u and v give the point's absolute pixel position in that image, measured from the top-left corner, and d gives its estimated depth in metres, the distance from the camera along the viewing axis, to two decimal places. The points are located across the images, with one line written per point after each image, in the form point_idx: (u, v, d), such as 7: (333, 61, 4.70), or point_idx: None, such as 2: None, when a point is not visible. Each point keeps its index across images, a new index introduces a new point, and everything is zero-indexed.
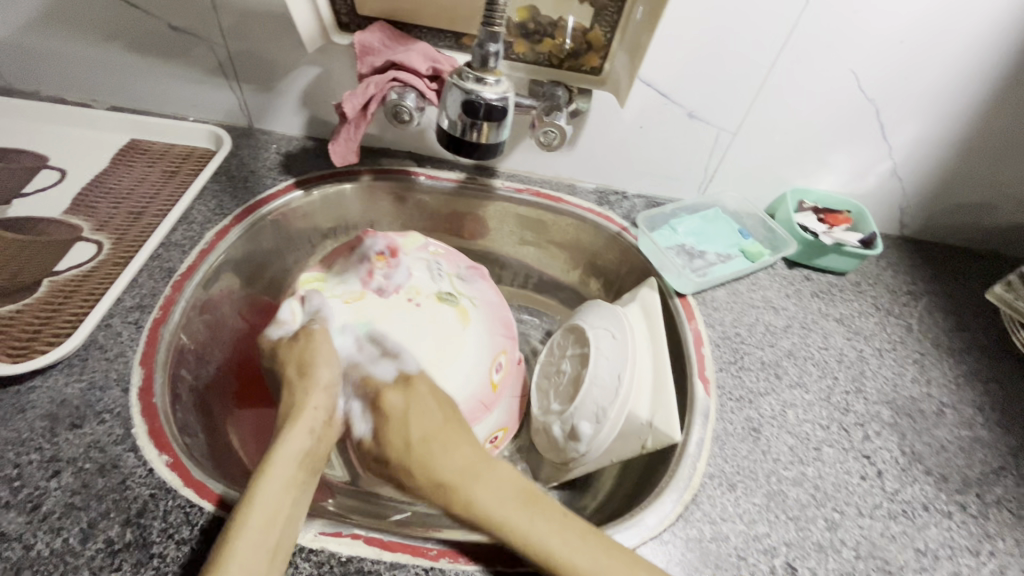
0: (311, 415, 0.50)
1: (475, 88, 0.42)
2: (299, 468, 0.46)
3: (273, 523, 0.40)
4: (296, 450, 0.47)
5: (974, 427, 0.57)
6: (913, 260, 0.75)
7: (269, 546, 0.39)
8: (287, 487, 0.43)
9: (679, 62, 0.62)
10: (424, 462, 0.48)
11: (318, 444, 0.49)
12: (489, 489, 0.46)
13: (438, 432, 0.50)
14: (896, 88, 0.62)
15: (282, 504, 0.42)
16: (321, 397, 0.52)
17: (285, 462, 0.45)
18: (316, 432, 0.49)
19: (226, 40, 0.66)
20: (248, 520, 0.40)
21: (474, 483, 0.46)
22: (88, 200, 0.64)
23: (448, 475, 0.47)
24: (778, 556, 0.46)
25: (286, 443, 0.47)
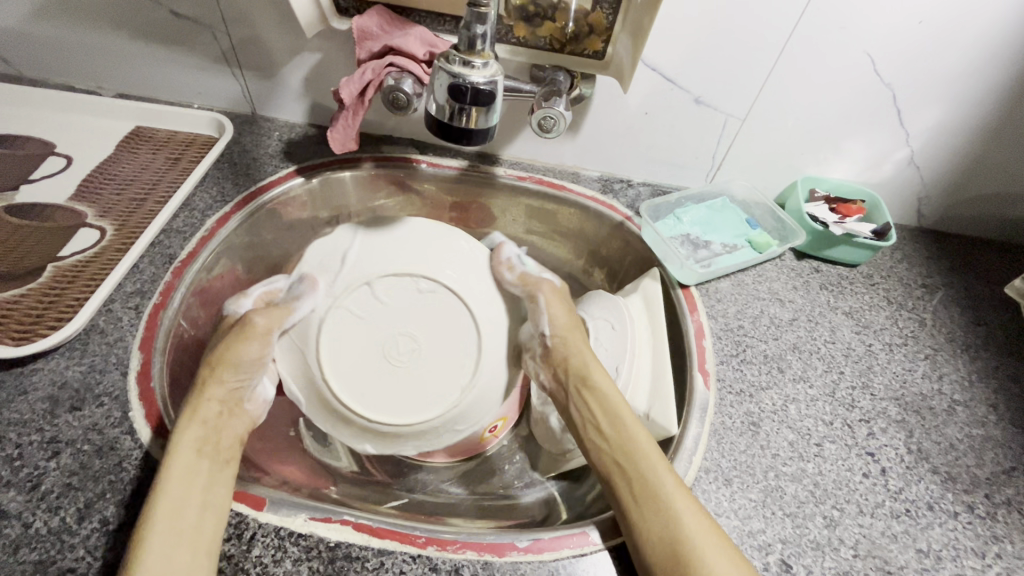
0: (207, 404, 0.48)
1: (463, 71, 0.41)
2: (200, 457, 0.44)
3: (175, 520, 0.40)
4: (193, 441, 0.45)
5: (985, 426, 0.55)
6: (929, 252, 0.72)
7: (180, 538, 0.39)
8: (190, 482, 0.42)
9: (684, 45, 0.60)
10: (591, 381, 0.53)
11: (218, 428, 0.47)
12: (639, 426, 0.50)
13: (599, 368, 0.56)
14: (915, 71, 0.59)
15: (183, 499, 0.41)
16: (220, 390, 0.50)
17: (183, 456, 0.44)
18: (208, 419, 0.47)
19: (227, 27, 0.66)
20: (153, 523, 0.39)
21: (625, 412, 0.51)
22: (93, 186, 0.65)
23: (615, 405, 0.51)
24: (772, 553, 0.45)
25: (180, 435, 0.45)
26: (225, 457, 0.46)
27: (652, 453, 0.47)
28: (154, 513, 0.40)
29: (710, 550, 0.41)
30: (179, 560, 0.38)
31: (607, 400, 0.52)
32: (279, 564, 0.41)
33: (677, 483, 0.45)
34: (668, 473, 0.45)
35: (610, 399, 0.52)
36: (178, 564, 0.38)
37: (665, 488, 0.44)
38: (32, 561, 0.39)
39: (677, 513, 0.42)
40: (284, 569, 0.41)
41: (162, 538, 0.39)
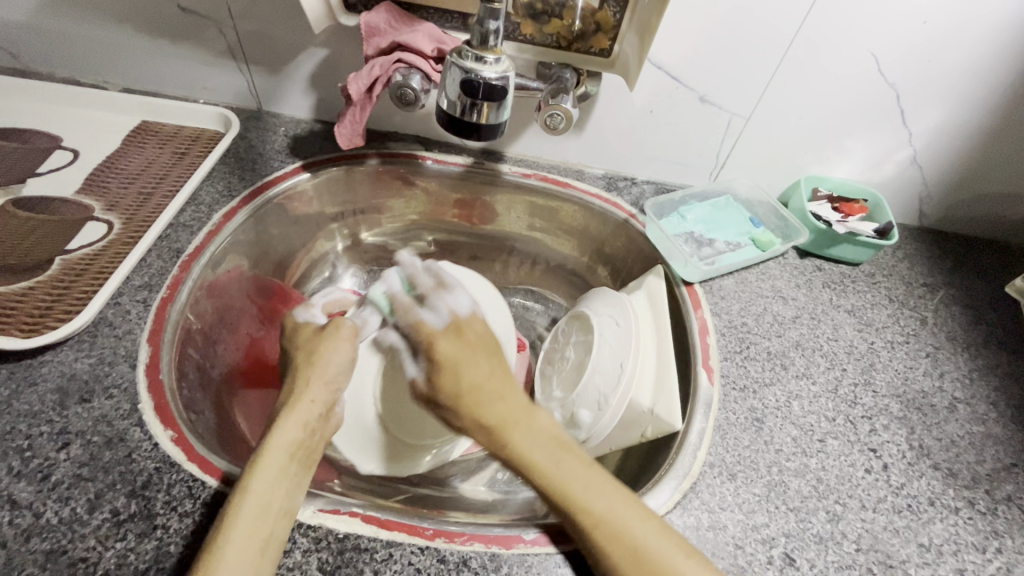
0: (306, 407, 0.47)
1: (475, 67, 0.42)
2: (292, 460, 0.43)
3: (264, 522, 0.39)
4: (289, 442, 0.44)
5: (986, 423, 0.55)
6: (931, 251, 0.72)
7: (260, 536, 0.39)
8: (277, 482, 0.41)
9: (690, 43, 0.60)
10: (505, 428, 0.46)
11: (314, 433, 0.46)
12: (530, 435, 0.45)
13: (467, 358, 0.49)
14: (919, 71, 0.60)
15: (272, 501, 0.40)
16: (320, 392, 0.49)
17: (276, 453, 0.43)
18: (309, 424, 0.46)
19: (235, 23, 0.66)
20: (240, 515, 0.39)
21: (515, 427, 0.46)
22: (100, 180, 0.65)
23: (500, 421, 0.46)
24: (776, 546, 0.45)
25: (278, 435, 0.44)
26: (313, 462, 0.45)
27: (535, 459, 0.44)
28: (243, 506, 0.39)
29: (644, 539, 0.40)
30: (258, 560, 0.38)
31: (484, 415, 0.46)
32: (289, 555, 0.41)
33: (597, 484, 0.43)
34: (568, 472, 0.43)
35: (492, 409, 0.46)
36: (256, 565, 0.38)
37: (562, 490, 0.42)
38: (44, 550, 0.39)
39: (595, 514, 0.41)
40: (294, 560, 0.41)
41: (247, 531, 0.38)
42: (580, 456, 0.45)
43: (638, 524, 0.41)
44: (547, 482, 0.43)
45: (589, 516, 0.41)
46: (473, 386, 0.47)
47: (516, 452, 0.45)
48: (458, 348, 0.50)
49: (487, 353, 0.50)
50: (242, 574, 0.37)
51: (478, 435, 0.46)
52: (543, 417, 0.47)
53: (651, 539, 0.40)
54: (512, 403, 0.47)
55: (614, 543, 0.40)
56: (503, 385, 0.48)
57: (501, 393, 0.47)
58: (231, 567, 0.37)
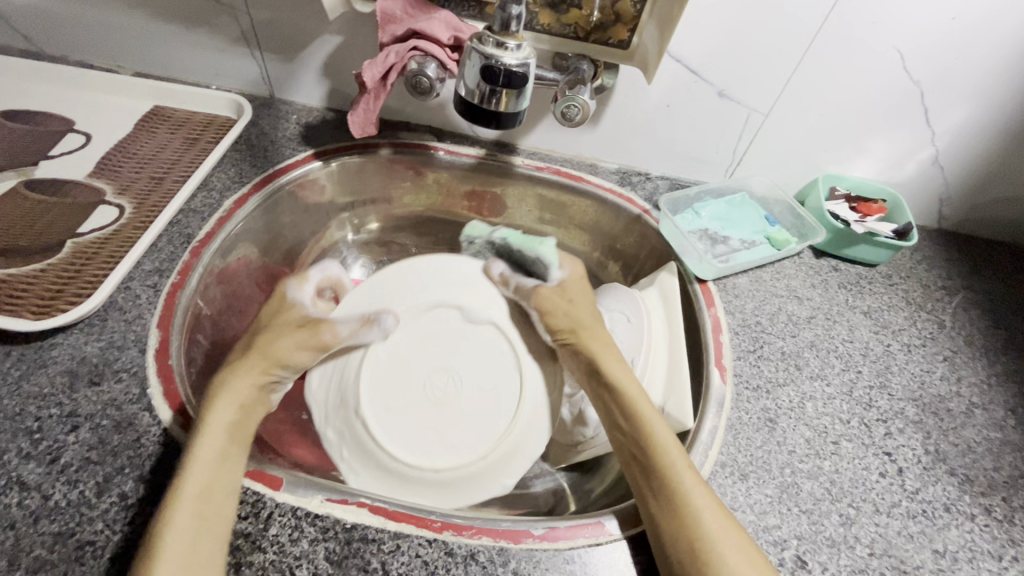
0: (236, 387, 0.48)
1: (495, 53, 0.41)
2: (229, 440, 0.44)
3: (204, 498, 0.39)
4: (222, 421, 0.44)
5: (1004, 429, 0.54)
6: (950, 254, 0.71)
7: (203, 514, 0.39)
8: (217, 459, 0.42)
9: (711, 38, 0.59)
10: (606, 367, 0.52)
11: (249, 410, 0.47)
12: (619, 367, 0.53)
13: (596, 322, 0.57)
14: (945, 68, 0.58)
15: (209, 479, 0.40)
16: (254, 367, 0.50)
17: (213, 432, 0.43)
18: (243, 403, 0.47)
19: (250, 9, 0.66)
20: (179, 500, 0.39)
21: (607, 354, 0.54)
22: (111, 164, 0.65)
23: (592, 345, 0.54)
24: (788, 549, 0.45)
25: (213, 415, 0.44)
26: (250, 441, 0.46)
27: (622, 381, 0.51)
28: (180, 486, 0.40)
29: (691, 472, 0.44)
30: (199, 543, 0.38)
31: (583, 337, 0.55)
32: (295, 544, 0.41)
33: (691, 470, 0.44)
34: (669, 438, 0.46)
35: (590, 334, 0.55)
36: (199, 547, 0.37)
37: (637, 406, 0.49)
38: (52, 532, 0.39)
39: (655, 434, 0.47)
40: (300, 549, 0.41)
41: (190, 512, 0.38)
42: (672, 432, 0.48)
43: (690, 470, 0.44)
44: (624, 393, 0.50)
45: (654, 433, 0.47)
46: (579, 309, 0.58)
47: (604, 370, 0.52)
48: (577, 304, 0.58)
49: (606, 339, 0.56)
50: (184, 558, 0.37)
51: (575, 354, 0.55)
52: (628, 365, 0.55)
53: (688, 476, 0.43)
54: (603, 338, 0.55)
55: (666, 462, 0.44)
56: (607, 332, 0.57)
57: (600, 325, 0.57)
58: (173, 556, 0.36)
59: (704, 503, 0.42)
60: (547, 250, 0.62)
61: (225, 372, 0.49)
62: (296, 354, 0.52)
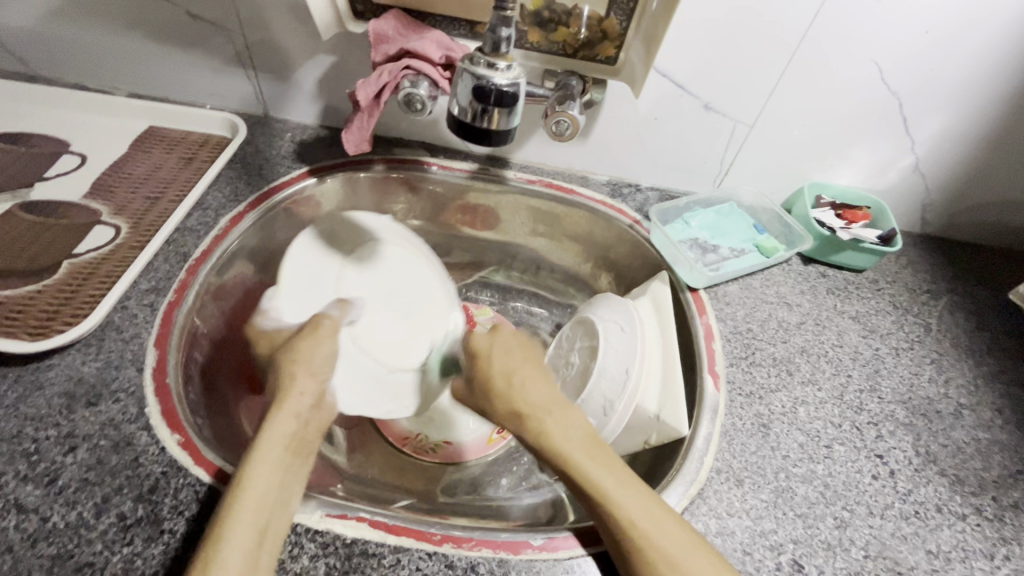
0: (296, 398, 0.48)
1: (486, 73, 0.42)
2: (288, 452, 0.44)
3: (262, 514, 0.39)
4: (283, 434, 0.45)
5: (992, 429, 0.55)
6: (934, 258, 0.73)
7: (260, 528, 0.39)
8: (275, 466, 0.42)
9: (695, 53, 0.61)
10: (545, 432, 0.47)
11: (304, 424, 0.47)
12: (564, 429, 0.47)
13: (525, 373, 0.50)
14: (921, 79, 0.60)
15: (269, 492, 0.41)
16: (306, 379, 0.50)
17: (272, 443, 0.44)
18: (301, 416, 0.47)
19: (244, 30, 0.67)
20: (241, 505, 0.39)
21: (549, 419, 0.47)
22: (107, 184, 0.66)
23: (534, 415, 0.48)
24: (784, 553, 0.45)
25: (273, 426, 0.45)
26: (308, 453, 0.46)
27: (572, 453, 0.45)
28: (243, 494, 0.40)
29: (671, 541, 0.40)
30: (257, 558, 0.37)
31: (523, 403, 0.48)
32: (296, 560, 0.41)
33: (658, 515, 0.41)
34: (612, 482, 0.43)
35: (528, 396, 0.49)
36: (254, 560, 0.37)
37: (600, 482, 0.43)
38: (50, 555, 0.39)
39: (623, 512, 0.41)
40: (301, 565, 0.41)
41: (248, 522, 0.38)
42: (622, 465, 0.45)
43: (665, 523, 0.41)
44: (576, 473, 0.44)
45: (623, 512, 0.41)
46: (509, 374, 0.50)
47: (552, 444, 0.46)
48: (501, 358, 0.52)
49: (543, 380, 0.50)
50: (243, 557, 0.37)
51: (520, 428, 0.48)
52: (576, 414, 0.48)
53: (665, 529, 0.41)
54: (548, 400, 0.49)
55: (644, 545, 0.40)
56: (546, 386, 0.50)
57: (537, 384, 0.50)
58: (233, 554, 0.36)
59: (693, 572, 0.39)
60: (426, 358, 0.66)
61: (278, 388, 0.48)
62: (326, 349, 0.53)
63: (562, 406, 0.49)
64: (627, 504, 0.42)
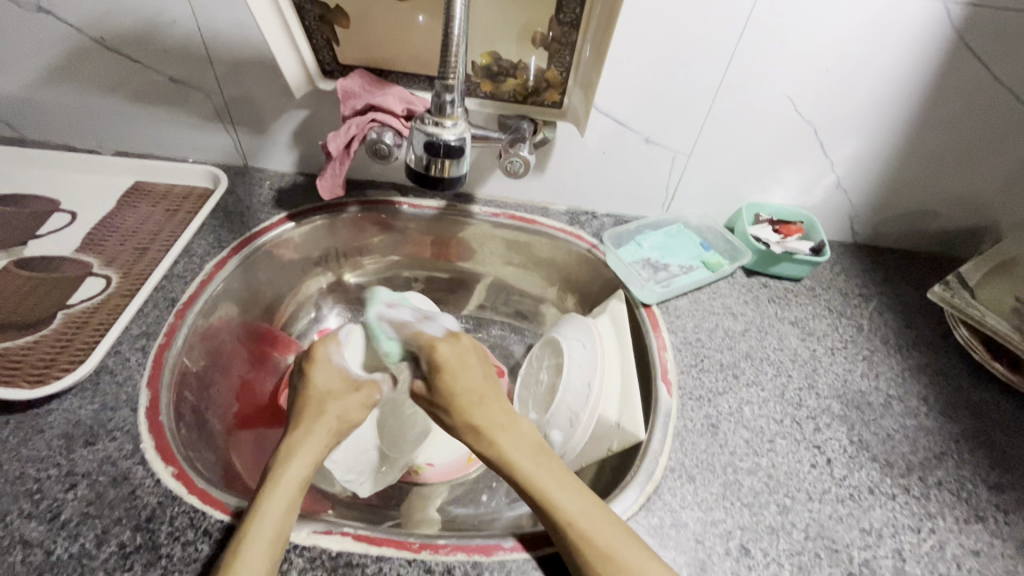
0: (322, 427, 0.53)
1: (435, 131, 0.48)
2: (300, 493, 0.47)
3: (272, 548, 0.43)
4: (299, 472, 0.48)
5: (918, 416, 0.61)
6: (865, 265, 0.80)
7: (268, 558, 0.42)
8: (285, 507, 0.45)
9: (631, 95, 0.69)
10: (495, 439, 0.53)
11: (318, 451, 0.51)
12: (515, 438, 0.53)
13: (480, 387, 0.56)
14: (829, 109, 0.69)
15: (278, 526, 0.44)
16: (329, 418, 0.54)
17: (290, 481, 0.47)
18: (316, 459, 0.50)
19: (223, 91, 0.73)
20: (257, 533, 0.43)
21: (501, 431, 0.53)
22: (97, 238, 0.70)
23: (485, 422, 0.54)
24: (733, 539, 0.50)
25: (291, 461, 0.49)
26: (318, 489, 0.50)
27: (520, 461, 0.51)
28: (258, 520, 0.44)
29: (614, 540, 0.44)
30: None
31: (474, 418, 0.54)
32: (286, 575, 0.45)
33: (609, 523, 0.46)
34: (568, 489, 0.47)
35: (478, 413, 0.54)
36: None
37: (539, 486, 0.48)
38: None
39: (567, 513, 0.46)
40: None
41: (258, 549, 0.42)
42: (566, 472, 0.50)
43: (606, 527, 0.45)
44: (521, 477, 0.50)
45: (560, 511, 0.46)
46: (461, 387, 0.56)
47: (503, 452, 0.52)
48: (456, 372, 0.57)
49: (484, 394, 0.56)
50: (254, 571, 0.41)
51: (475, 442, 0.54)
52: (525, 426, 0.55)
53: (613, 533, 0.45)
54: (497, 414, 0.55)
55: (588, 543, 0.44)
56: (494, 399, 0.56)
57: (489, 400, 0.56)
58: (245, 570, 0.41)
59: (630, 564, 0.43)
60: (416, 319, 0.63)
61: (298, 432, 0.52)
62: (359, 416, 0.57)
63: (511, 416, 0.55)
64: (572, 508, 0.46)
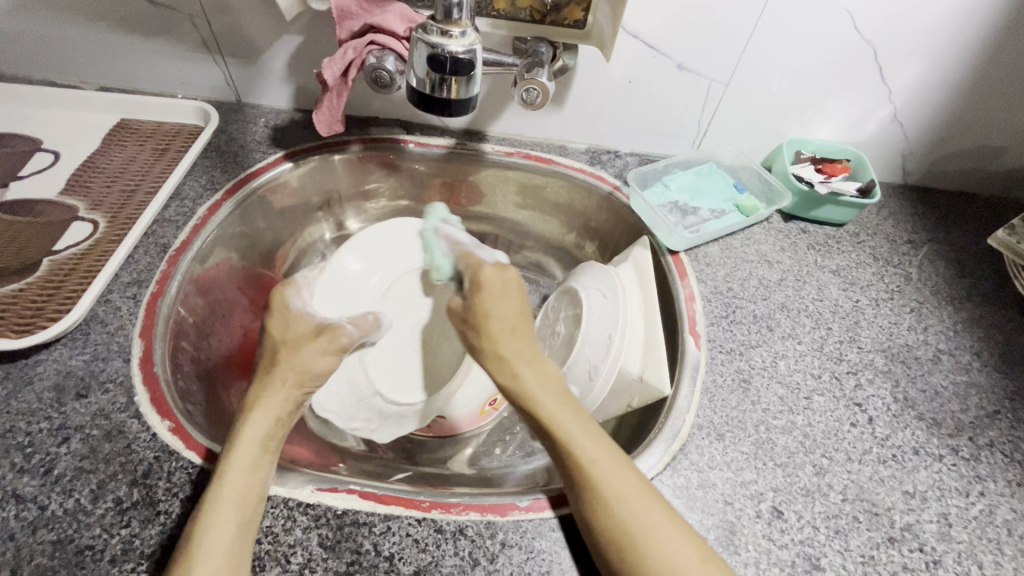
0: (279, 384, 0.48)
1: (440, 42, 0.43)
2: (264, 451, 0.44)
3: (241, 508, 0.40)
4: (256, 434, 0.44)
5: (970, 372, 0.56)
6: (916, 208, 0.72)
7: (239, 525, 0.40)
8: (251, 470, 0.42)
9: (664, 12, 0.60)
10: (517, 371, 0.47)
11: (280, 406, 0.47)
12: (542, 375, 0.47)
13: (514, 318, 0.50)
14: (895, 25, 0.59)
15: (244, 486, 0.41)
16: (286, 370, 0.49)
17: (248, 444, 0.44)
18: (279, 414, 0.47)
19: (208, 16, 0.66)
20: (228, 499, 0.40)
21: (526, 365, 0.48)
22: (83, 180, 0.65)
23: (507, 355, 0.48)
24: (764, 501, 0.47)
25: (247, 424, 0.45)
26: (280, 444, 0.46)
27: (544, 400, 0.46)
28: (226, 483, 0.41)
29: (624, 489, 0.41)
30: (239, 550, 0.39)
31: (500, 348, 0.48)
32: (289, 533, 0.43)
33: (632, 481, 0.42)
34: (573, 426, 0.44)
35: (504, 345, 0.49)
36: (238, 551, 0.39)
37: (563, 429, 0.44)
38: (51, 540, 0.41)
39: (587, 459, 0.42)
40: (294, 537, 0.42)
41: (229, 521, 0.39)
42: (582, 413, 0.46)
43: (628, 491, 0.41)
44: (543, 415, 0.45)
45: (581, 452, 0.43)
46: (487, 322, 0.50)
47: (525, 387, 0.47)
48: (492, 295, 0.51)
49: (512, 327, 0.50)
50: (221, 546, 0.38)
51: (495, 369, 0.48)
52: (551, 366, 0.49)
53: (631, 484, 0.41)
54: (522, 345, 0.49)
55: (599, 489, 0.41)
56: (525, 336, 0.50)
57: (519, 332, 0.50)
58: (212, 546, 0.38)
59: (640, 526, 0.39)
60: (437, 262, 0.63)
61: (261, 384, 0.48)
62: (325, 364, 0.51)
63: (537, 352, 0.49)
64: (589, 448, 0.43)
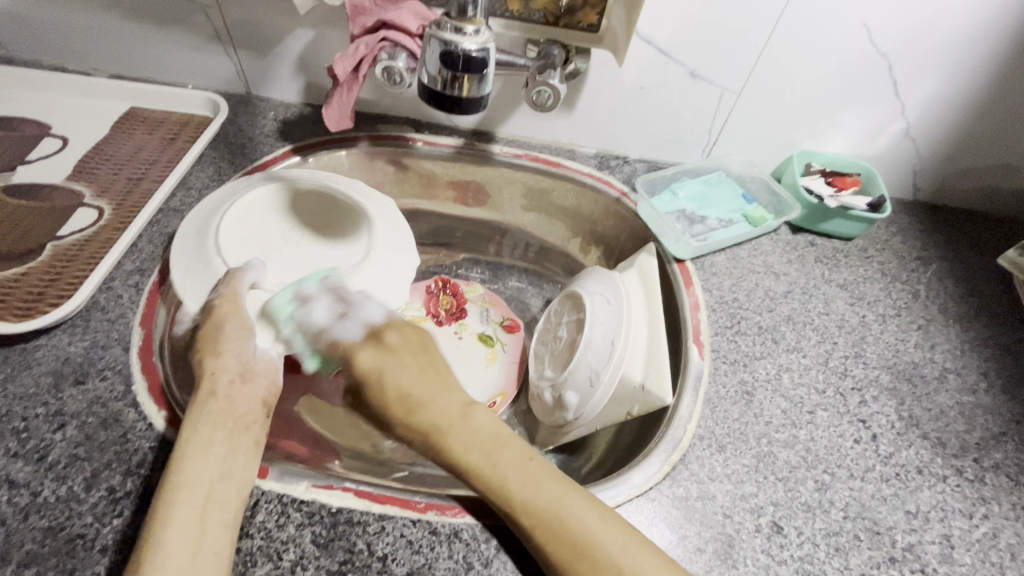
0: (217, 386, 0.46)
1: (453, 38, 0.42)
2: (221, 455, 0.42)
3: (198, 519, 0.39)
4: (204, 442, 0.42)
5: (976, 393, 0.56)
6: (926, 225, 0.72)
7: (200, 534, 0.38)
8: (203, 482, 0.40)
9: (679, 18, 0.60)
10: (444, 442, 0.48)
11: (226, 410, 0.45)
12: (469, 433, 0.48)
13: (416, 385, 0.52)
14: (910, 40, 0.59)
15: (203, 497, 0.40)
16: (214, 375, 0.47)
17: (196, 454, 0.42)
18: (222, 418, 0.44)
19: (222, 8, 0.66)
20: (174, 495, 0.39)
21: (449, 432, 0.49)
22: (90, 166, 0.65)
23: (433, 425, 0.49)
24: (764, 515, 0.46)
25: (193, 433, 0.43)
26: (247, 424, 0.45)
27: (473, 460, 0.46)
28: (178, 481, 0.40)
29: (589, 525, 0.41)
30: (199, 538, 0.38)
31: (424, 420, 0.50)
32: (282, 529, 0.42)
33: (588, 511, 0.42)
34: (517, 476, 0.44)
35: (428, 415, 0.50)
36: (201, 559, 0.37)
37: (505, 487, 0.43)
38: (42, 527, 0.40)
39: (534, 507, 0.42)
40: (287, 533, 0.42)
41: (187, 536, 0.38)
42: (524, 456, 0.46)
43: (580, 509, 0.41)
44: (482, 477, 0.45)
45: (530, 502, 0.42)
46: (403, 392, 0.52)
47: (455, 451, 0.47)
48: (389, 357, 0.54)
49: (435, 390, 0.52)
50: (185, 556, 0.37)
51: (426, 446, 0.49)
52: (481, 418, 0.49)
53: (591, 519, 0.41)
54: (448, 408, 0.50)
55: (563, 528, 0.41)
56: (445, 395, 0.52)
57: (429, 397, 0.51)
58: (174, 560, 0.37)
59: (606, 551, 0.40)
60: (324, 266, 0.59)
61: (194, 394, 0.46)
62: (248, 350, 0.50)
63: (463, 406, 0.50)
64: (541, 491, 0.43)
